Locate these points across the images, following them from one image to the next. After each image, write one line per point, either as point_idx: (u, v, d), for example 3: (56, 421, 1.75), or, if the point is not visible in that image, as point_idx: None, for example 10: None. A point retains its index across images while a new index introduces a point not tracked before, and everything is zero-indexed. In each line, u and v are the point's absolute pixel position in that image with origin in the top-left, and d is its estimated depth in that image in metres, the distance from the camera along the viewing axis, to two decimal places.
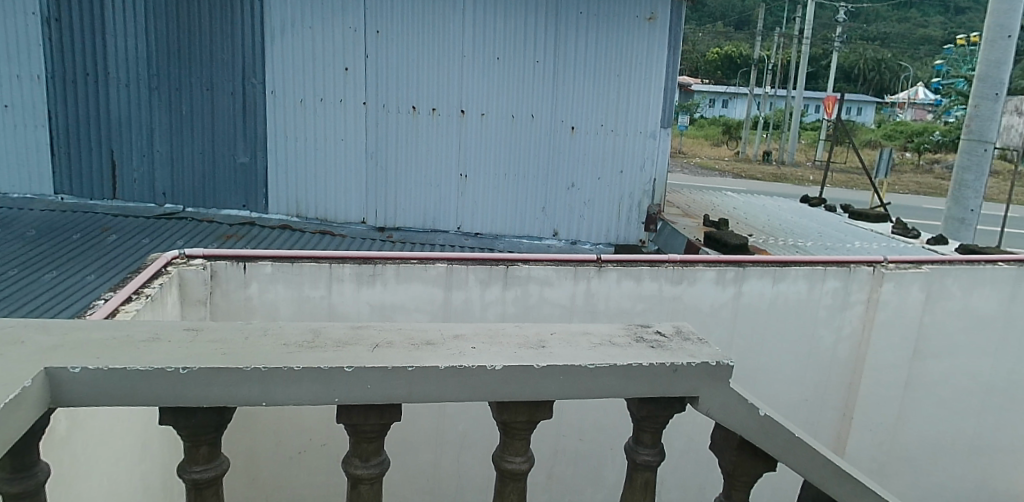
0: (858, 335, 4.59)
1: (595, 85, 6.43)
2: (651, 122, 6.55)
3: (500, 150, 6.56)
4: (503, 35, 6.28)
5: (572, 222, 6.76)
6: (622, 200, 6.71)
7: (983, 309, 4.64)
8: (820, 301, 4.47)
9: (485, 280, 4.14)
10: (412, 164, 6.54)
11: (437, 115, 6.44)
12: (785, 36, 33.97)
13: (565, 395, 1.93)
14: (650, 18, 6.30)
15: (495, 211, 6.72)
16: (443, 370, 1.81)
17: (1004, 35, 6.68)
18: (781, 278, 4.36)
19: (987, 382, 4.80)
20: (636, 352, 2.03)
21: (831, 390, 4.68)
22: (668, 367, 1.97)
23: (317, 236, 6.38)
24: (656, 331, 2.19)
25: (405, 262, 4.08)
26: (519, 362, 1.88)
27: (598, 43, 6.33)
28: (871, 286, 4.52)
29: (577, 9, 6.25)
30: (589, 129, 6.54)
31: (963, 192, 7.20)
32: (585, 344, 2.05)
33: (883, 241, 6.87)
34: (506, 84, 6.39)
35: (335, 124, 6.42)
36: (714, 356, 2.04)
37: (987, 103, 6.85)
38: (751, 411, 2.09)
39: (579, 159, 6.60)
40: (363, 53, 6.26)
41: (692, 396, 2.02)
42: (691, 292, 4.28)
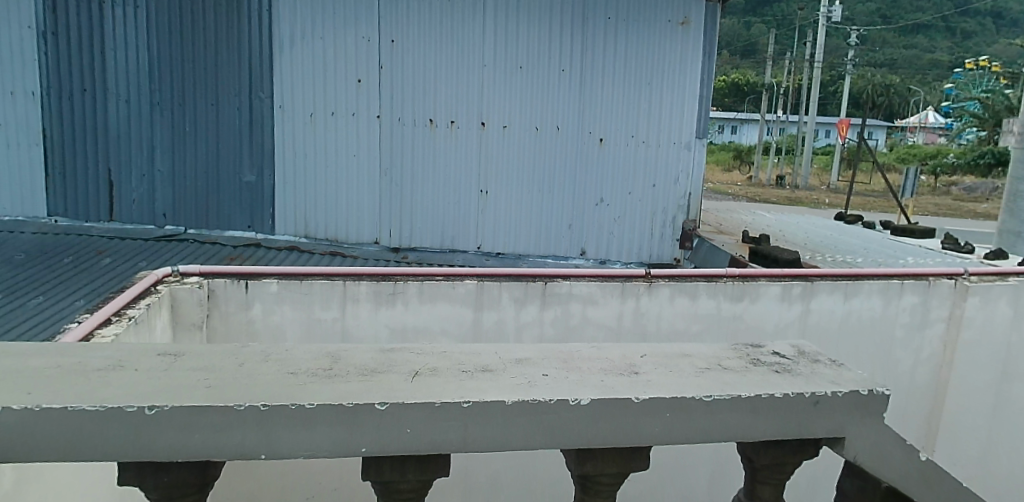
0: (939, 357, 4.06)
1: (626, 93, 5.64)
2: (684, 133, 5.76)
3: (525, 166, 5.72)
4: (527, 41, 5.49)
5: (601, 240, 5.89)
6: (655, 214, 5.89)
7: None
8: (896, 320, 3.94)
9: (520, 299, 3.64)
10: (429, 180, 5.73)
11: (455, 128, 5.64)
12: (796, 62, 33.59)
13: (672, 439, 1.42)
14: (683, 22, 5.55)
15: (520, 229, 5.85)
16: (511, 406, 1.32)
17: None
18: (854, 293, 3.84)
19: None
20: (759, 378, 1.53)
21: (911, 421, 4.14)
22: (807, 399, 1.47)
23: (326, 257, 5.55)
24: (772, 352, 1.70)
25: (430, 279, 3.58)
26: (611, 394, 1.39)
27: (631, 49, 5.56)
28: (953, 303, 3.99)
29: (605, 13, 5.47)
30: (621, 141, 5.73)
31: (1017, 203, 6.61)
32: (689, 370, 1.55)
33: (938, 256, 6.31)
34: (530, 94, 5.60)
35: (345, 140, 5.65)
36: (861, 382, 1.54)
37: None
38: (905, 456, 1.58)
39: (608, 173, 5.78)
40: (376, 63, 5.50)
41: (835, 438, 1.52)
42: (752, 310, 3.76)
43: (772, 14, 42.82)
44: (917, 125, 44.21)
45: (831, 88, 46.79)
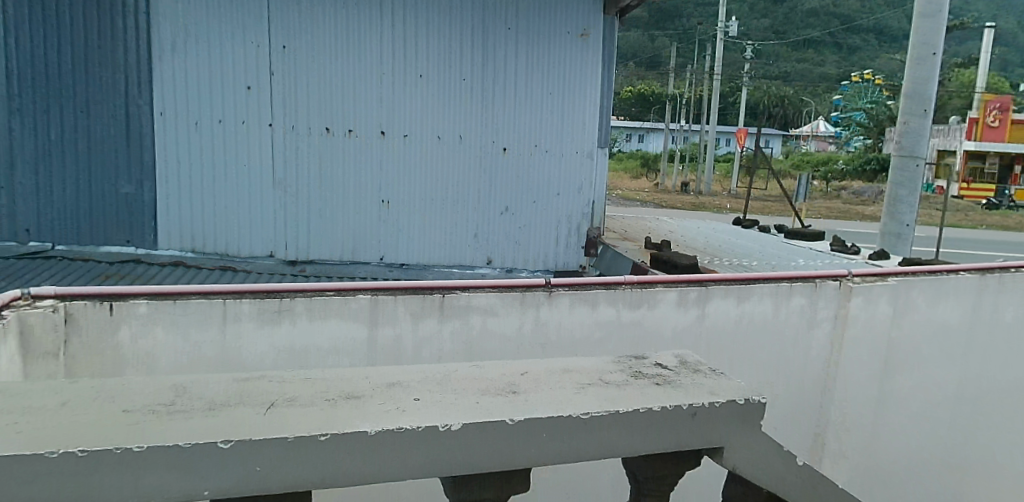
0: (828, 354, 4.21)
1: (529, 102, 5.27)
2: (587, 141, 5.42)
3: (428, 176, 5.27)
4: (428, 48, 5.08)
5: (507, 249, 5.45)
6: (560, 223, 5.50)
7: (948, 320, 4.42)
8: (786, 320, 4.07)
9: (417, 313, 3.31)
10: (327, 192, 5.18)
11: (353, 137, 5.14)
12: (697, 74, 34.81)
13: (549, 460, 1.37)
14: (582, 34, 5.24)
15: (425, 240, 5.35)
16: (374, 436, 1.23)
17: (929, 52, 6.31)
18: (746, 297, 3.93)
19: (954, 397, 4.57)
20: (640, 392, 1.50)
21: (803, 417, 4.25)
22: (686, 412, 1.45)
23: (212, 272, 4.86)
24: (655, 363, 1.69)
25: (320, 293, 3.19)
26: (485, 417, 1.31)
27: (534, 58, 5.22)
28: (838, 302, 4.16)
29: (505, 24, 5.13)
30: (523, 150, 5.34)
31: (897, 207, 6.74)
32: (569, 387, 1.50)
33: (826, 258, 6.61)
34: (431, 103, 5.16)
35: (233, 150, 5.05)
36: (739, 392, 1.54)
37: (916, 120, 6.42)
38: (782, 460, 1.61)
39: (514, 183, 5.38)
40: (267, 69, 4.96)
41: (713, 448, 1.51)
42: (651, 317, 3.71)
43: (674, 27, 44.26)
44: (809, 134, 46.82)
45: (730, 99, 48.91)
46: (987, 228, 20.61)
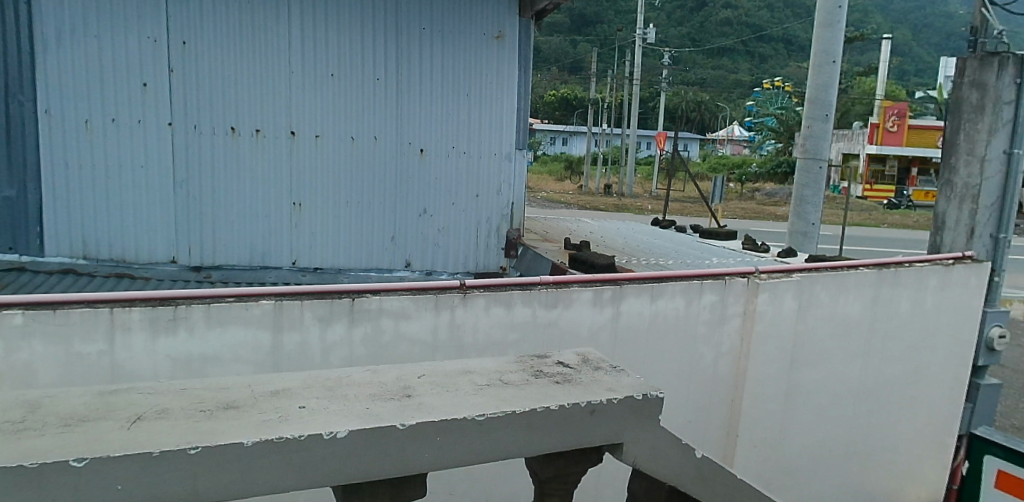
0: (738, 349, 4.33)
1: (447, 103, 5.10)
2: (505, 142, 5.33)
3: (343, 177, 4.95)
4: (341, 46, 4.77)
5: (426, 251, 5.24)
6: (479, 224, 5.36)
7: (848, 313, 4.63)
8: (698, 317, 4.16)
9: (325, 318, 3.15)
10: (233, 195, 4.74)
11: (262, 137, 4.73)
12: (618, 79, 35.46)
13: (444, 465, 1.33)
14: (498, 36, 5.14)
15: (342, 243, 5.02)
16: (250, 447, 1.16)
17: (829, 60, 6.62)
18: (659, 295, 3.99)
19: (856, 386, 4.80)
20: (538, 391, 1.48)
21: (716, 409, 4.33)
22: (584, 409, 1.44)
23: (108, 280, 4.32)
24: (557, 363, 1.67)
25: (218, 300, 2.97)
26: (373, 422, 1.26)
27: (448, 58, 5.04)
28: (746, 298, 4.29)
29: (419, 23, 4.92)
30: (441, 151, 5.15)
31: (802, 207, 7.02)
32: (467, 388, 1.46)
33: (739, 256, 6.82)
34: (346, 102, 4.86)
35: (126, 150, 4.49)
36: (636, 388, 1.55)
37: (819, 124, 6.72)
38: (682, 454, 1.63)
39: (433, 184, 5.17)
40: (165, 67, 4.47)
41: (613, 444, 1.51)
42: (567, 317, 3.67)
43: (596, 33, 44.99)
44: (725, 138, 48.52)
45: (650, 104, 50.13)
46: (886, 227, 21.93)
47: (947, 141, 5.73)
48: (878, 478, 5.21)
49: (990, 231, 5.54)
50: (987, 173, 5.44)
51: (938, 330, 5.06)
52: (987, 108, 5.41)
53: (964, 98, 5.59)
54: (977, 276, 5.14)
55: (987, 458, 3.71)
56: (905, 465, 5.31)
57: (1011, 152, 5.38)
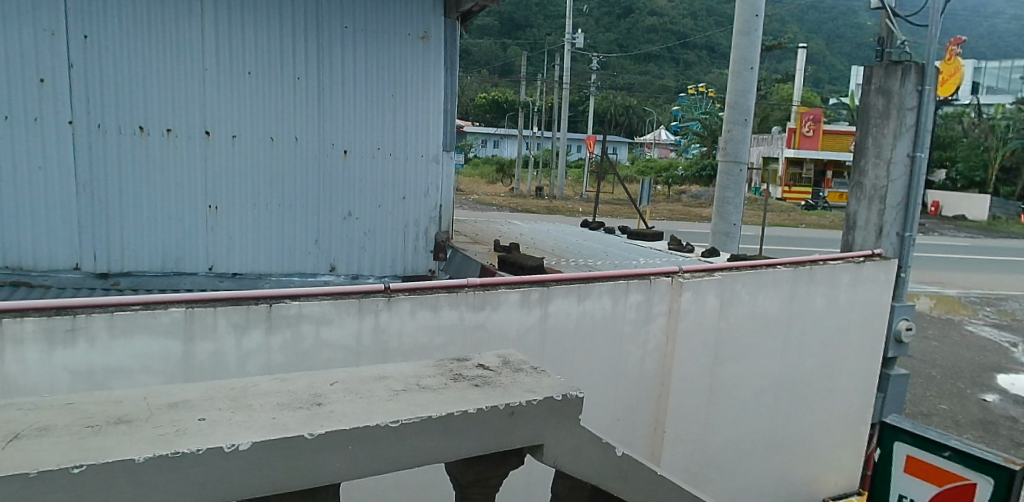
0: (663, 347, 4.40)
1: (371, 104, 4.99)
2: (431, 144, 5.26)
3: (262, 179, 4.77)
4: (259, 43, 4.59)
5: (351, 254, 5.11)
6: (407, 227, 5.26)
7: (767, 310, 4.78)
8: (624, 316, 4.20)
9: (241, 326, 3.01)
10: (143, 198, 4.49)
11: (173, 137, 4.51)
12: (548, 83, 35.79)
13: (356, 474, 1.28)
14: (423, 37, 5.07)
15: (262, 247, 4.84)
16: (142, 464, 1.09)
17: (747, 67, 6.83)
18: (586, 295, 4.00)
19: (776, 380, 4.97)
20: (456, 395, 1.45)
21: (644, 407, 4.39)
22: (503, 411, 1.42)
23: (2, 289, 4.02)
24: (477, 365, 1.64)
25: (123, 308, 2.81)
26: (280, 433, 1.21)
27: (371, 58, 4.93)
28: (671, 297, 4.36)
29: (341, 21, 4.79)
30: (365, 152, 5.04)
31: (724, 208, 7.22)
32: (382, 394, 1.41)
33: (664, 256, 6.96)
34: (264, 101, 4.68)
35: (22, 150, 4.19)
36: (556, 388, 1.54)
37: (739, 128, 6.93)
38: (603, 453, 1.63)
39: (358, 186, 5.05)
40: (64, 61, 4.19)
41: (534, 445, 1.49)
42: (494, 319, 3.63)
43: (526, 37, 45.29)
44: (652, 142, 49.68)
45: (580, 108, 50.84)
46: (804, 228, 22.88)
47: (856, 145, 6.01)
48: (799, 468, 5.40)
49: (896, 230, 5.82)
50: (894, 175, 5.74)
51: (851, 324, 5.30)
52: (892, 113, 5.70)
53: (871, 104, 5.87)
54: (885, 272, 5.42)
55: (897, 445, 3.84)
56: (824, 456, 5.51)
57: (915, 155, 5.71)
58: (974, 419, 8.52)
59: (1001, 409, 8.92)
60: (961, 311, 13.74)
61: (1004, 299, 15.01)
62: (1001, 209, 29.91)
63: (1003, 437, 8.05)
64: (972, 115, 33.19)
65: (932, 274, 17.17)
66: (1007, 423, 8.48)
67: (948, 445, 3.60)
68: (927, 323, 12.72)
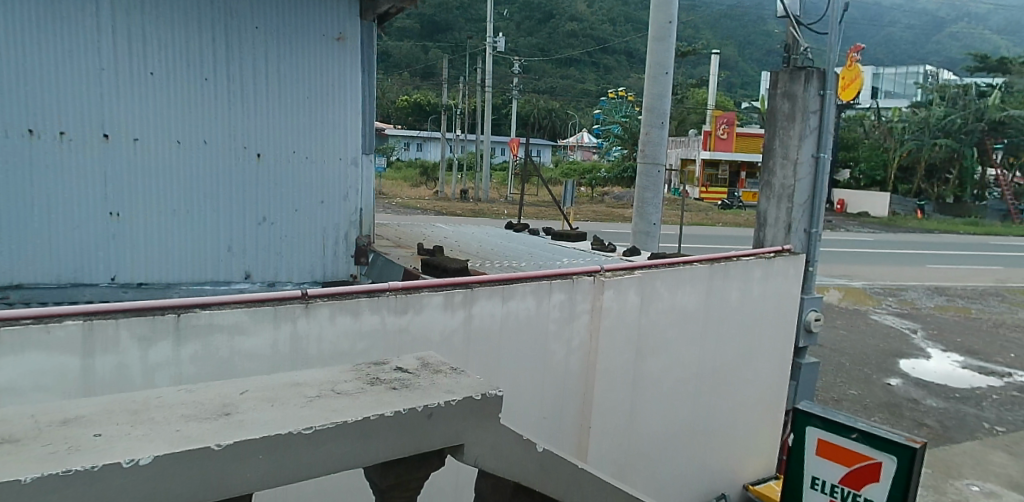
0: (587, 344, 4.46)
1: (285, 106, 4.84)
2: (349, 147, 5.15)
3: (168, 184, 4.54)
4: (163, 43, 4.38)
5: (267, 261, 4.94)
6: (326, 231, 5.13)
7: (686, 305, 4.93)
8: (548, 315, 4.24)
9: (146, 338, 2.86)
10: (35, 205, 4.20)
11: (68, 140, 4.22)
12: (470, 86, 35.81)
13: (269, 484, 1.24)
14: (338, 39, 4.96)
15: (170, 256, 4.61)
16: (29, 485, 1.02)
17: (662, 71, 7.02)
18: (510, 296, 4.02)
19: (695, 372, 5.13)
20: (373, 399, 1.43)
21: (569, 404, 4.45)
22: (421, 413, 1.41)
23: None
24: (395, 368, 1.62)
25: (13, 323, 2.61)
26: (185, 445, 1.15)
27: (284, 59, 4.78)
28: (593, 296, 4.43)
29: (251, 21, 4.62)
30: (280, 156, 4.88)
31: (644, 208, 7.40)
32: (294, 402, 1.37)
33: (587, 256, 7.06)
34: (169, 103, 4.46)
35: None
36: (475, 388, 1.54)
37: (656, 131, 7.11)
38: (524, 450, 1.65)
39: (272, 191, 4.88)
40: None
41: (454, 446, 1.49)
42: (417, 322, 3.59)
43: (447, 40, 45.12)
44: (575, 144, 50.45)
45: (503, 111, 51.11)
46: (720, 226, 23.72)
47: (765, 147, 6.28)
48: (720, 457, 5.59)
49: (803, 227, 6.10)
50: (800, 175, 6.03)
51: (764, 316, 5.53)
52: (798, 116, 5.99)
53: (777, 107, 6.15)
54: (794, 266, 5.68)
55: (808, 429, 4.02)
56: (743, 444, 5.72)
57: (818, 155, 6.03)
58: (880, 402, 9.05)
59: (903, 391, 9.51)
60: (866, 302, 14.57)
61: (904, 289, 16.01)
62: (899, 205, 31.95)
63: (906, 418, 8.58)
64: (872, 117, 35.30)
65: (839, 267, 18.16)
66: (908, 404, 9.05)
67: (855, 427, 3.80)
68: (836, 314, 13.44)
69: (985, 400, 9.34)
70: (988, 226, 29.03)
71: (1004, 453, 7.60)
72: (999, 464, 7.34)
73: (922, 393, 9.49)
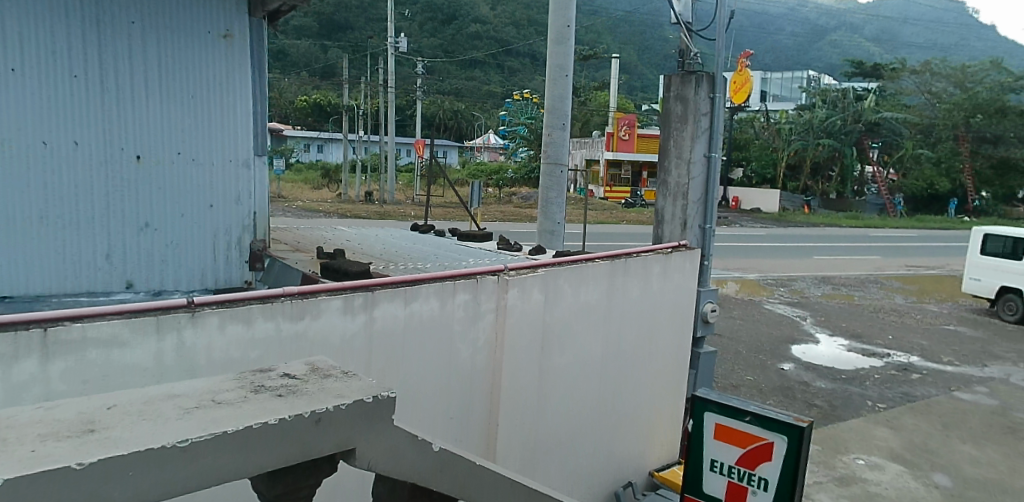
0: (492, 344, 4.47)
1: (166, 106, 4.58)
2: (240, 148, 4.91)
3: (34, 189, 4.22)
4: (23, 38, 4.06)
5: (151, 269, 4.66)
6: (217, 237, 4.89)
7: (589, 301, 5.04)
8: (452, 316, 4.22)
9: (8, 355, 2.63)
10: None
11: None
12: (372, 87, 35.26)
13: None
14: (225, 36, 4.72)
15: (38, 265, 4.30)
16: None
17: (563, 74, 7.14)
18: (413, 297, 3.97)
19: (599, 366, 5.26)
20: (257, 407, 1.38)
21: (476, 403, 4.44)
22: (309, 419, 1.37)
23: None
24: (281, 375, 1.58)
25: None
26: (40, 467, 1.07)
27: (164, 56, 4.51)
28: (497, 295, 4.44)
29: (127, 16, 4.34)
30: (162, 158, 4.61)
31: (548, 208, 7.50)
32: (168, 414, 1.32)
33: (493, 256, 7.09)
34: (33, 102, 4.15)
35: None
36: (367, 391, 1.52)
37: (558, 131, 7.22)
38: (420, 450, 1.63)
39: (155, 195, 4.61)
40: None
41: (346, 450, 1.46)
42: (315, 327, 3.49)
43: (347, 40, 44.19)
44: (482, 146, 50.59)
45: (408, 112, 50.59)
46: (622, 224, 24.41)
47: (661, 147, 6.50)
48: (625, 446, 5.74)
49: (698, 223, 6.37)
50: (693, 174, 6.29)
51: (663, 309, 5.73)
52: (690, 118, 6.25)
53: (671, 110, 6.39)
54: (691, 261, 5.91)
55: (706, 415, 4.18)
56: (647, 433, 5.90)
57: (710, 155, 6.31)
58: (775, 386, 9.56)
59: (795, 375, 10.09)
60: (760, 292, 15.38)
61: (793, 280, 17.00)
62: (788, 201, 33.93)
63: (798, 400, 9.11)
64: (761, 118, 37.29)
65: (734, 261, 19.07)
66: (800, 387, 9.60)
67: (749, 410, 3.99)
68: (733, 305, 14.10)
69: (867, 379, 10.06)
70: (867, 219, 31.33)
71: (886, 428, 8.20)
72: (880, 438, 7.91)
73: (811, 376, 10.10)
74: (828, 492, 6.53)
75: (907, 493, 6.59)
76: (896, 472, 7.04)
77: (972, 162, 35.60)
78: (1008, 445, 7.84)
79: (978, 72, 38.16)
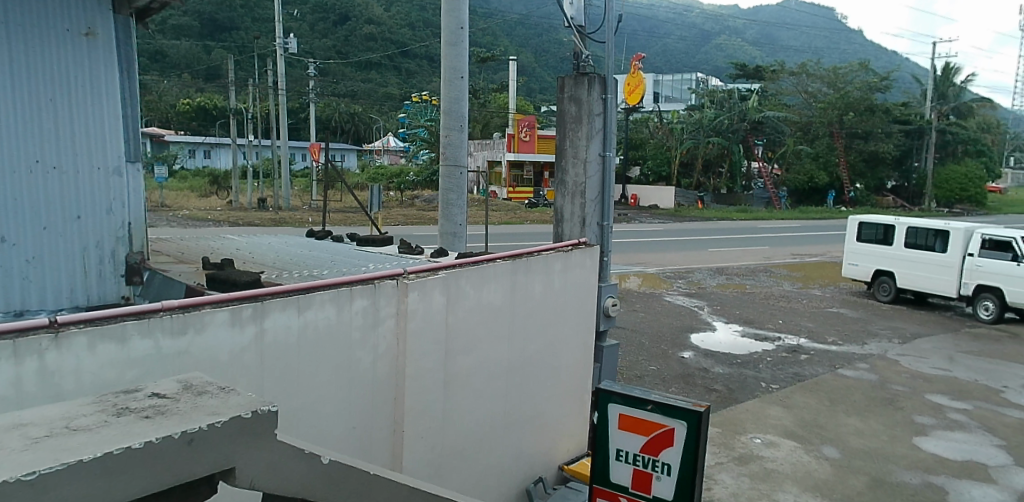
0: (394, 349, 4.37)
1: (20, 108, 4.19)
2: (110, 155, 4.58)
3: None
4: None
5: (10, 288, 4.27)
6: (86, 250, 4.53)
7: (491, 301, 5.03)
8: (350, 323, 4.09)
9: None
10: None
11: None
12: (260, 90, 33.73)
13: None
14: (86, 34, 4.39)
15: None
16: None
17: (458, 76, 7.09)
18: (307, 306, 3.81)
19: (505, 365, 5.26)
20: (121, 431, 1.40)
21: (380, 409, 4.34)
22: (179, 440, 1.41)
23: None
24: (150, 396, 1.61)
25: None
26: None
27: (14, 55, 4.14)
28: (397, 299, 4.35)
29: None
30: (18, 166, 4.22)
31: (448, 210, 7.43)
32: (13, 447, 1.31)
33: (394, 259, 6.97)
34: None
35: None
36: (247, 407, 1.57)
37: (456, 134, 7.15)
38: (306, 464, 1.67)
39: (10, 207, 4.20)
40: None
41: (224, 469, 1.50)
42: (199, 343, 3.28)
43: (233, 41, 42.16)
44: (382, 149, 49.70)
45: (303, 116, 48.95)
46: (525, 224, 24.51)
47: (558, 148, 6.59)
48: (535, 443, 5.77)
49: (596, 221, 6.50)
50: (590, 173, 6.41)
51: (565, 306, 5.80)
52: (584, 118, 6.37)
53: (566, 111, 6.48)
54: (590, 257, 6.02)
55: (610, 406, 4.23)
56: (555, 428, 5.98)
57: (605, 154, 6.45)
58: (677, 374, 9.90)
59: (695, 363, 10.50)
60: (660, 286, 15.88)
61: (690, 272, 17.67)
62: (683, 197, 35.30)
63: (698, 386, 9.49)
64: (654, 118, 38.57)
65: (634, 257, 19.58)
66: (699, 374, 10.00)
67: (650, 399, 4.08)
68: (634, 299, 14.47)
69: (760, 363, 10.60)
70: (756, 212, 33.08)
71: (778, 407, 8.68)
72: (773, 417, 8.37)
73: (710, 362, 10.53)
74: (728, 471, 6.85)
75: (799, 467, 7.00)
76: (790, 448, 7.47)
77: (847, 156, 38.25)
78: (887, 416, 8.46)
79: (848, 73, 41.06)
